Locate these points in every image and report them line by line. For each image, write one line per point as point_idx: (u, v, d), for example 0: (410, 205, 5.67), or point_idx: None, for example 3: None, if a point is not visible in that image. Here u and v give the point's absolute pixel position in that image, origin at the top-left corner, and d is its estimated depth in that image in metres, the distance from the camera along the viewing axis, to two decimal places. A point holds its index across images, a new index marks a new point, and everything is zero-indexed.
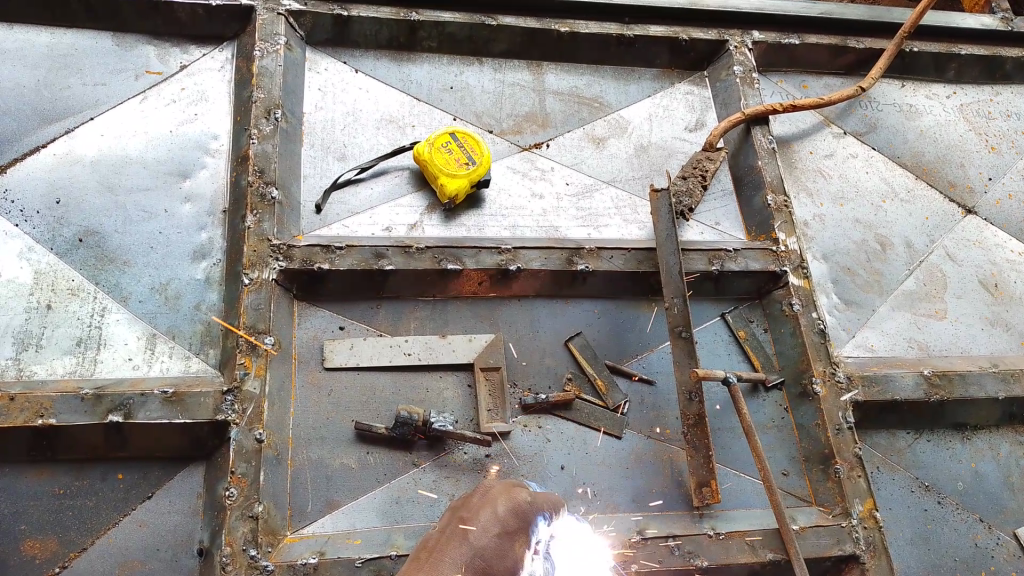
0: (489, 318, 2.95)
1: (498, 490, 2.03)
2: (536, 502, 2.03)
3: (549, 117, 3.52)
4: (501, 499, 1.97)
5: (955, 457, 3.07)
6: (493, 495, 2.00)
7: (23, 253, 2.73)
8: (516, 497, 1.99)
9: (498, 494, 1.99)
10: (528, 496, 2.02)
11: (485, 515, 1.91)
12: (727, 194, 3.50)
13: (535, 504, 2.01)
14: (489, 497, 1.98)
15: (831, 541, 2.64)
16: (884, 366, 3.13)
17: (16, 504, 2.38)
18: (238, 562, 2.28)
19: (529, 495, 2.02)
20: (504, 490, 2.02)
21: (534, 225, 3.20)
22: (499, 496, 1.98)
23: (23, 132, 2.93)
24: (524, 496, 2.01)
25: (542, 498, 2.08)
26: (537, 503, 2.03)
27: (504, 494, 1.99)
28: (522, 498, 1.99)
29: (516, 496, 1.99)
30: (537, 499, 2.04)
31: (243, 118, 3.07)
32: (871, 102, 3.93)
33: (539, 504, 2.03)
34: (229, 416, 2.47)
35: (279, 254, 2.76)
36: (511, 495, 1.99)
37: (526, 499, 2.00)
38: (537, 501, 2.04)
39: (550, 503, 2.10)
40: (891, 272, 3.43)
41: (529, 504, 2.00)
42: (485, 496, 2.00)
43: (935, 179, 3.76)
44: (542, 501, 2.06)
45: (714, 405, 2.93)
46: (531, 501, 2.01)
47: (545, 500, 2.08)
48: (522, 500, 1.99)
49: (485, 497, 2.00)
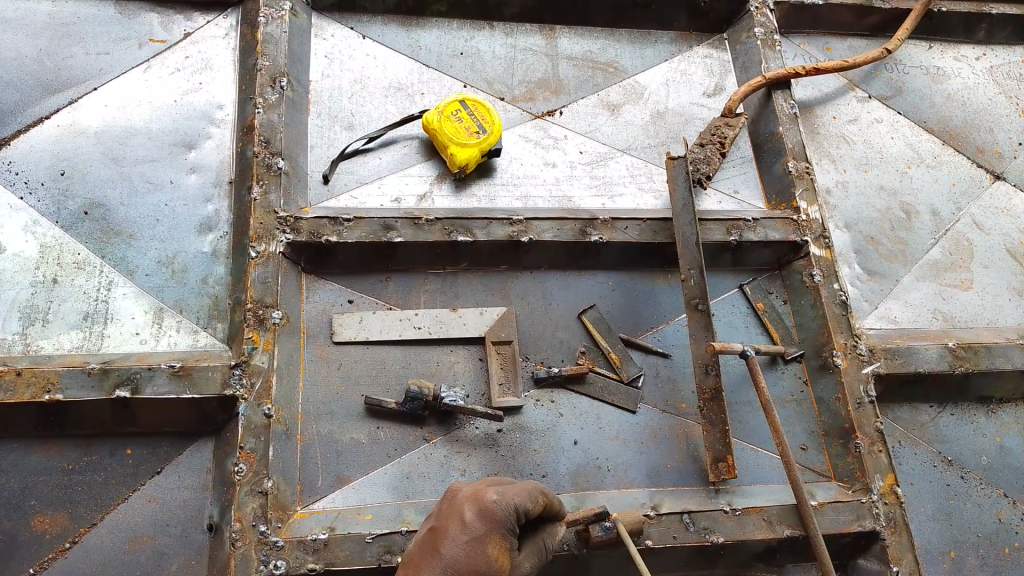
0: (501, 291, 2.89)
1: (466, 493, 1.96)
2: (506, 497, 1.91)
3: (563, 83, 3.42)
4: (467, 503, 1.90)
5: (980, 431, 2.99)
6: (460, 501, 1.93)
7: (29, 226, 2.69)
8: (481, 498, 1.90)
9: (462, 500, 1.93)
10: (494, 493, 1.92)
11: (452, 527, 1.86)
12: (747, 161, 3.40)
13: (503, 500, 1.90)
14: (455, 506, 1.93)
15: (851, 517, 2.58)
16: (907, 338, 3.04)
17: (25, 479, 2.37)
18: (248, 537, 2.24)
19: (495, 493, 1.91)
20: (470, 493, 1.95)
21: (546, 194, 3.12)
22: (464, 502, 1.91)
23: (26, 103, 2.88)
24: (490, 494, 1.91)
25: (513, 491, 1.95)
26: (506, 498, 1.92)
27: (470, 499, 1.92)
28: (487, 498, 1.90)
29: (480, 497, 1.90)
30: (505, 494, 1.92)
31: (248, 87, 3.00)
32: (896, 65, 3.80)
33: (508, 498, 1.92)
34: (237, 391, 2.43)
35: (285, 226, 2.70)
36: (476, 498, 1.91)
37: (492, 498, 1.90)
38: (506, 495, 1.93)
39: (524, 493, 1.97)
40: (915, 241, 3.33)
41: (496, 502, 1.89)
42: (453, 504, 1.95)
43: (962, 145, 3.63)
44: (512, 493, 1.93)
45: (732, 379, 2.86)
46: (499, 498, 1.90)
47: (517, 491, 1.96)
48: (487, 501, 1.89)
49: (453, 505, 1.94)
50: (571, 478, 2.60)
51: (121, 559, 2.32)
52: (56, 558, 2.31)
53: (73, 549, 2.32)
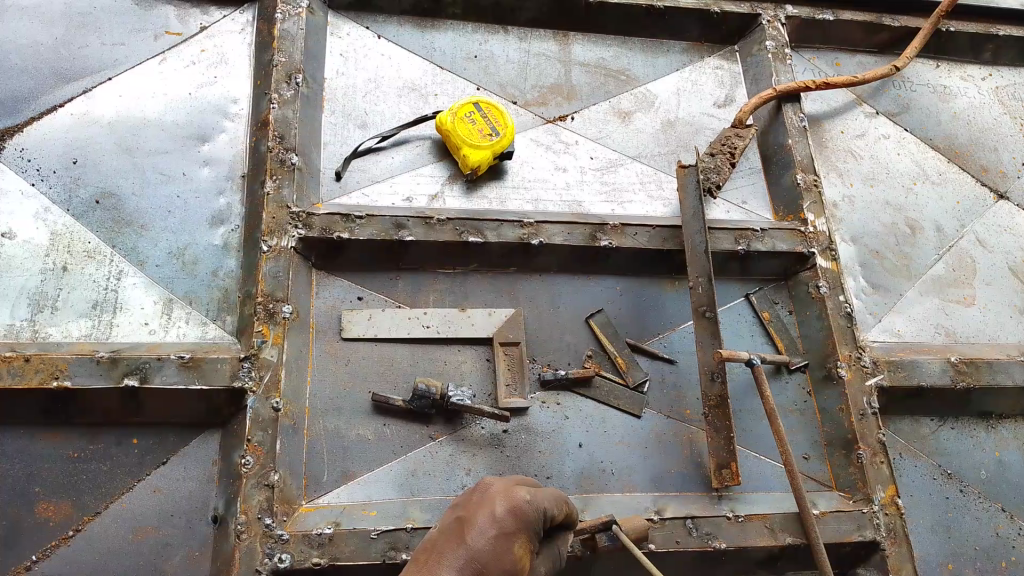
0: (510, 292, 2.90)
1: (497, 488, 1.96)
2: (537, 499, 1.94)
3: (575, 89, 3.45)
4: (500, 498, 1.89)
5: (980, 446, 3.01)
6: (492, 494, 1.92)
7: (40, 213, 2.69)
8: (514, 495, 1.90)
9: (495, 493, 1.92)
10: (527, 493, 1.93)
11: (481, 518, 1.83)
12: (755, 172, 3.43)
13: (534, 502, 1.92)
14: (486, 498, 1.91)
15: (852, 527, 2.59)
16: (911, 352, 3.07)
17: (30, 466, 2.36)
18: (253, 530, 2.25)
19: (527, 492, 1.93)
20: (502, 488, 1.94)
21: (556, 199, 3.14)
22: (496, 496, 1.90)
23: (41, 91, 2.88)
24: (523, 493, 1.92)
25: (543, 495, 1.98)
26: (537, 499, 1.94)
27: (502, 494, 1.91)
28: (520, 496, 1.91)
29: (513, 494, 1.91)
30: (537, 496, 1.94)
31: (263, 82, 3.01)
32: (904, 83, 3.83)
33: (539, 501, 1.94)
34: (246, 383, 2.44)
35: (298, 221, 2.71)
36: (508, 494, 1.91)
37: (524, 497, 1.91)
38: (537, 498, 1.95)
39: (552, 499, 2.00)
40: (920, 256, 3.35)
41: (527, 502, 1.90)
42: (483, 497, 1.93)
43: (967, 163, 3.67)
44: (543, 497, 1.96)
45: (737, 386, 2.88)
46: (531, 498, 1.92)
47: (546, 496, 1.98)
48: (520, 499, 1.90)
49: (483, 497, 1.92)
50: (575, 481, 2.60)
51: (123, 549, 2.32)
52: (58, 546, 2.30)
53: (77, 537, 2.31)
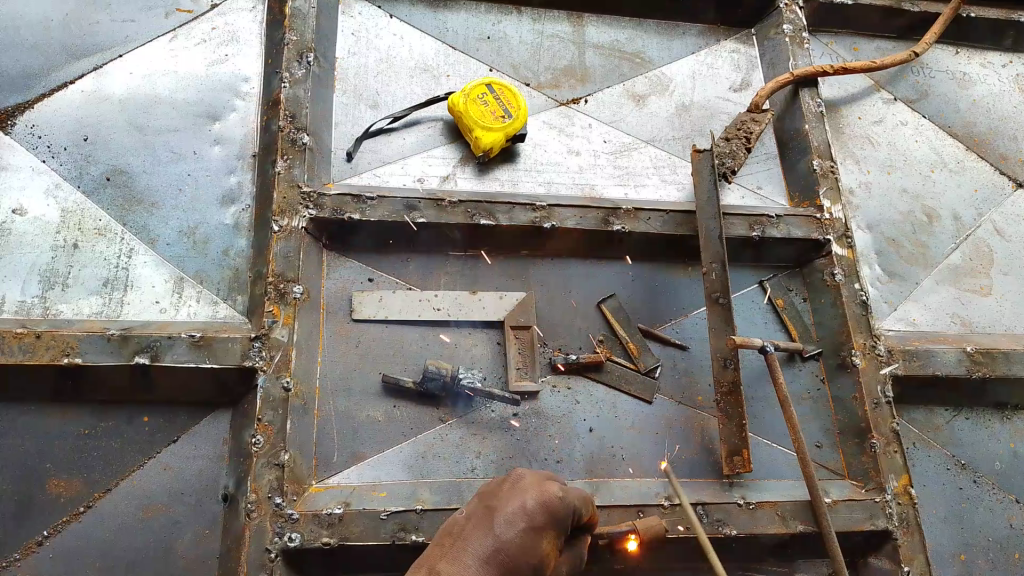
0: (522, 276, 2.88)
1: (530, 481, 1.94)
2: (568, 498, 1.92)
3: (588, 72, 3.41)
4: (533, 491, 1.88)
5: (994, 436, 2.98)
6: (525, 486, 1.90)
7: (51, 190, 2.68)
8: (547, 490, 1.89)
9: (528, 486, 1.90)
10: (559, 490, 1.92)
11: (512, 508, 1.82)
12: (771, 158, 3.39)
13: (566, 499, 1.90)
14: (517, 489, 1.89)
15: (864, 516, 2.57)
16: (926, 341, 3.04)
17: (40, 442, 2.36)
18: (263, 509, 2.24)
19: (560, 490, 1.91)
20: (534, 482, 1.93)
21: (569, 182, 3.11)
22: (529, 489, 1.89)
23: (52, 68, 2.87)
24: (556, 489, 1.91)
25: (573, 493, 1.97)
26: (569, 498, 1.93)
27: (535, 487, 1.90)
28: (553, 492, 1.89)
29: (547, 489, 1.89)
30: (568, 494, 1.93)
31: (275, 61, 2.99)
32: (923, 69, 3.77)
33: (570, 499, 1.93)
34: (256, 363, 2.42)
35: (309, 201, 2.69)
36: (541, 488, 1.89)
37: (557, 493, 1.89)
38: (569, 496, 1.94)
39: (580, 498, 1.99)
40: (936, 244, 3.31)
41: (560, 499, 1.89)
42: (515, 488, 1.91)
43: (986, 151, 3.62)
44: (573, 496, 1.95)
45: (749, 373, 2.85)
46: (563, 496, 1.91)
47: (576, 495, 1.98)
48: (553, 495, 1.88)
49: (515, 488, 1.91)
50: (585, 466, 2.59)
51: (133, 526, 2.31)
52: (68, 523, 2.30)
53: (86, 515, 2.31)
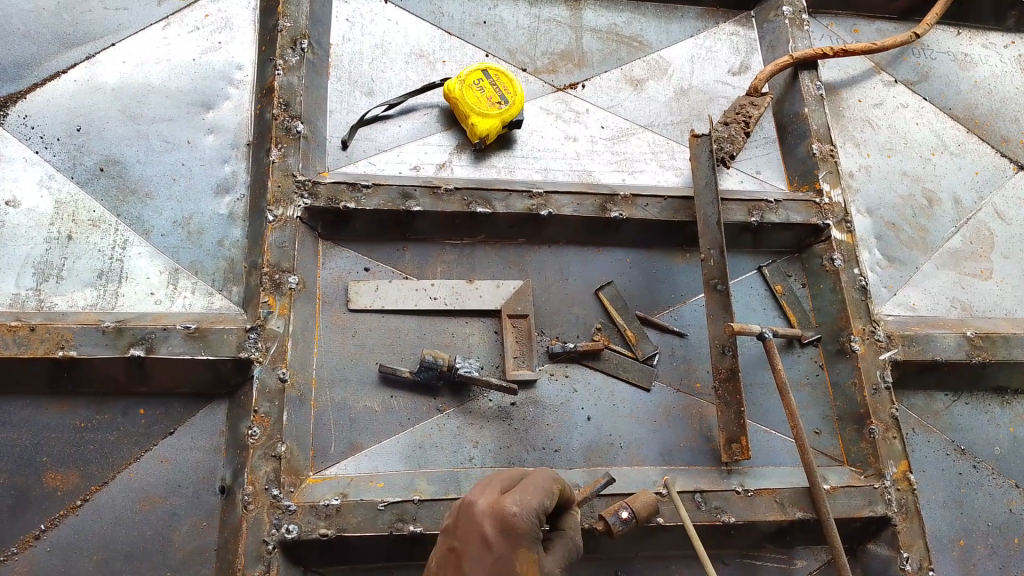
0: (519, 264, 2.86)
1: (483, 503, 1.91)
2: (525, 504, 1.88)
3: (586, 57, 3.37)
4: (486, 520, 1.86)
5: (994, 421, 2.97)
6: (478, 515, 1.88)
7: (44, 181, 2.66)
8: (500, 512, 1.86)
9: (480, 514, 1.88)
10: (513, 501, 1.88)
11: (472, 549, 1.83)
12: (770, 142, 3.36)
13: (523, 510, 1.87)
14: (471, 521, 1.88)
15: (862, 502, 2.57)
16: (926, 326, 3.02)
17: (36, 435, 2.36)
18: (260, 501, 2.24)
19: (513, 502, 1.87)
20: (487, 504, 1.90)
21: (567, 168, 3.09)
22: (482, 519, 1.87)
23: (43, 57, 2.84)
24: (508, 504, 1.87)
25: (530, 492, 1.92)
26: (525, 504, 1.88)
27: (489, 514, 1.87)
28: (506, 510, 1.86)
29: (499, 511, 1.86)
30: (524, 500, 1.89)
31: (268, 48, 2.96)
32: (924, 50, 3.73)
33: (527, 505, 1.88)
34: (252, 354, 2.41)
35: (303, 190, 2.67)
36: (494, 512, 1.87)
37: (510, 509, 1.86)
38: (525, 501, 1.89)
39: (541, 491, 1.95)
40: (937, 228, 3.29)
41: (517, 512, 1.86)
42: (470, 518, 1.90)
43: (987, 134, 3.58)
44: (530, 497, 1.91)
45: (748, 360, 2.84)
46: (519, 507, 1.87)
47: (535, 493, 1.93)
48: (506, 514, 1.85)
49: (470, 520, 1.90)
50: (583, 454, 2.59)
51: (131, 518, 2.32)
52: (66, 515, 2.30)
53: (84, 507, 2.31)
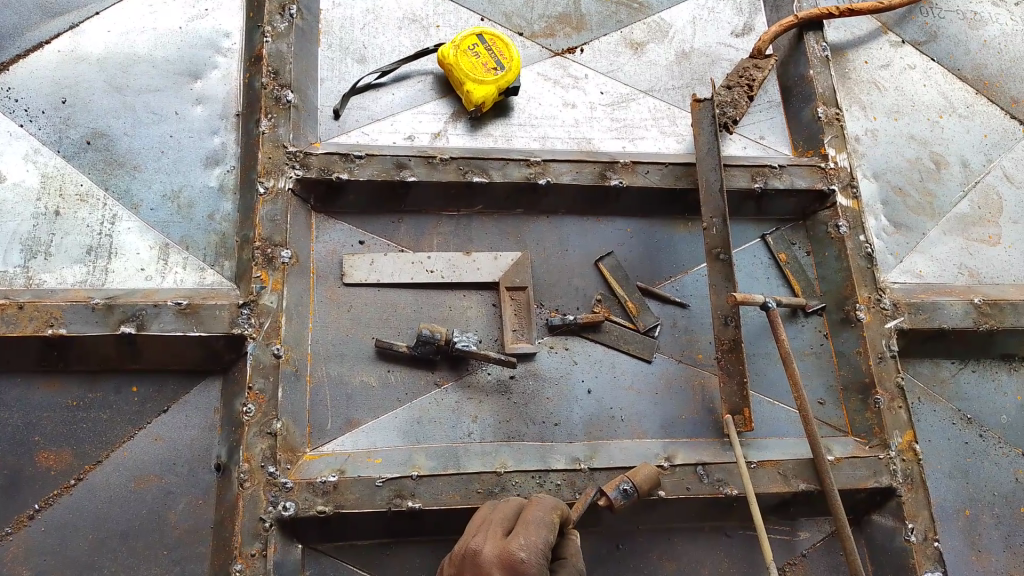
0: (516, 236, 2.80)
1: (486, 551, 1.88)
2: (533, 547, 1.88)
3: (583, 19, 3.27)
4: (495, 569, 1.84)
5: (1001, 389, 2.93)
6: (485, 564, 1.86)
7: (29, 155, 2.60)
8: (510, 560, 1.85)
9: (488, 563, 1.85)
10: (521, 546, 1.87)
11: None
12: (774, 106, 3.27)
13: (532, 553, 1.87)
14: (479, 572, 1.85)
15: (867, 473, 2.54)
16: (932, 294, 2.96)
17: (28, 415, 2.33)
18: (257, 478, 2.22)
19: (522, 547, 1.87)
20: (492, 552, 1.88)
21: (565, 136, 3.01)
22: (491, 569, 1.84)
23: (25, 27, 2.75)
24: (517, 550, 1.86)
25: (534, 533, 1.93)
26: (533, 546, 1.88)
27: (497, 562, 1.85)
28: (516, 556, 1.85)
29: (509, 559, 1.85)
30: (531, 543, 1.89)
31: (256, 15, 2.87)
32: (932, 9, 3.61)
33: (534, 547, 1.89)
34: (246, 330, 2.37)
35: (295, 162, 2.60)
36: (503, 560, 1.85)
37: (520, 554, 1.85)
38: (533, 544, 1.89)
39: (544, 528, 1.96)
40: (944, 193, 3.22)
41: (526, 556, 1.86)
42: (475, 568, 1.87)
43: (997, 95, 3.48)
44: (536, 538, 1.91)
45: (751, 329, 2.79)
46: (527, 550, 1.87)
47: (539, 531, 1.94)
48: (518, 560, 1.84)
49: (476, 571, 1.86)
50: (584, 427, 2.55)
51: (126, 497, 2.29)
52: (60, 495, 2.27)
53: (78, 486, 2.29)
